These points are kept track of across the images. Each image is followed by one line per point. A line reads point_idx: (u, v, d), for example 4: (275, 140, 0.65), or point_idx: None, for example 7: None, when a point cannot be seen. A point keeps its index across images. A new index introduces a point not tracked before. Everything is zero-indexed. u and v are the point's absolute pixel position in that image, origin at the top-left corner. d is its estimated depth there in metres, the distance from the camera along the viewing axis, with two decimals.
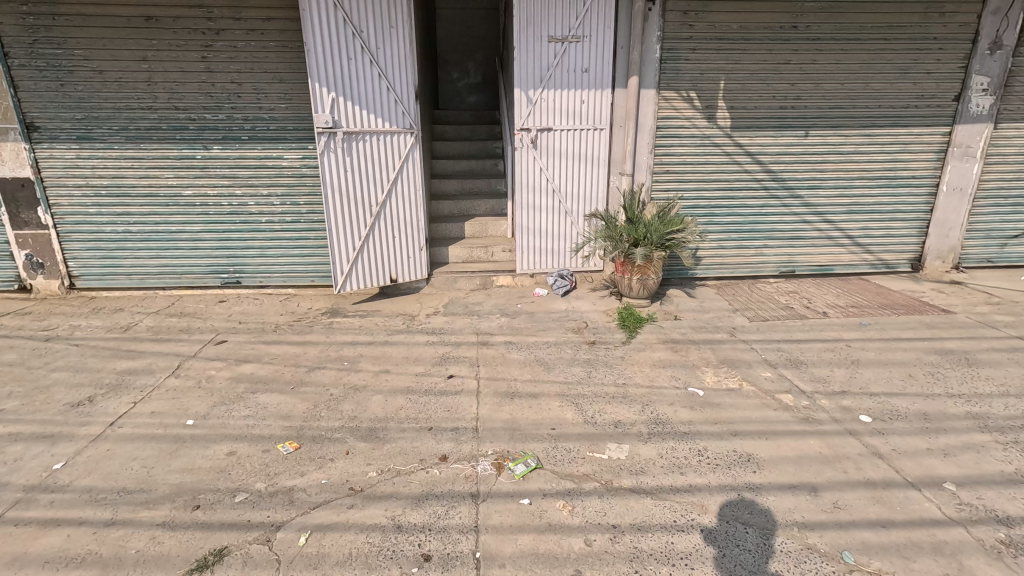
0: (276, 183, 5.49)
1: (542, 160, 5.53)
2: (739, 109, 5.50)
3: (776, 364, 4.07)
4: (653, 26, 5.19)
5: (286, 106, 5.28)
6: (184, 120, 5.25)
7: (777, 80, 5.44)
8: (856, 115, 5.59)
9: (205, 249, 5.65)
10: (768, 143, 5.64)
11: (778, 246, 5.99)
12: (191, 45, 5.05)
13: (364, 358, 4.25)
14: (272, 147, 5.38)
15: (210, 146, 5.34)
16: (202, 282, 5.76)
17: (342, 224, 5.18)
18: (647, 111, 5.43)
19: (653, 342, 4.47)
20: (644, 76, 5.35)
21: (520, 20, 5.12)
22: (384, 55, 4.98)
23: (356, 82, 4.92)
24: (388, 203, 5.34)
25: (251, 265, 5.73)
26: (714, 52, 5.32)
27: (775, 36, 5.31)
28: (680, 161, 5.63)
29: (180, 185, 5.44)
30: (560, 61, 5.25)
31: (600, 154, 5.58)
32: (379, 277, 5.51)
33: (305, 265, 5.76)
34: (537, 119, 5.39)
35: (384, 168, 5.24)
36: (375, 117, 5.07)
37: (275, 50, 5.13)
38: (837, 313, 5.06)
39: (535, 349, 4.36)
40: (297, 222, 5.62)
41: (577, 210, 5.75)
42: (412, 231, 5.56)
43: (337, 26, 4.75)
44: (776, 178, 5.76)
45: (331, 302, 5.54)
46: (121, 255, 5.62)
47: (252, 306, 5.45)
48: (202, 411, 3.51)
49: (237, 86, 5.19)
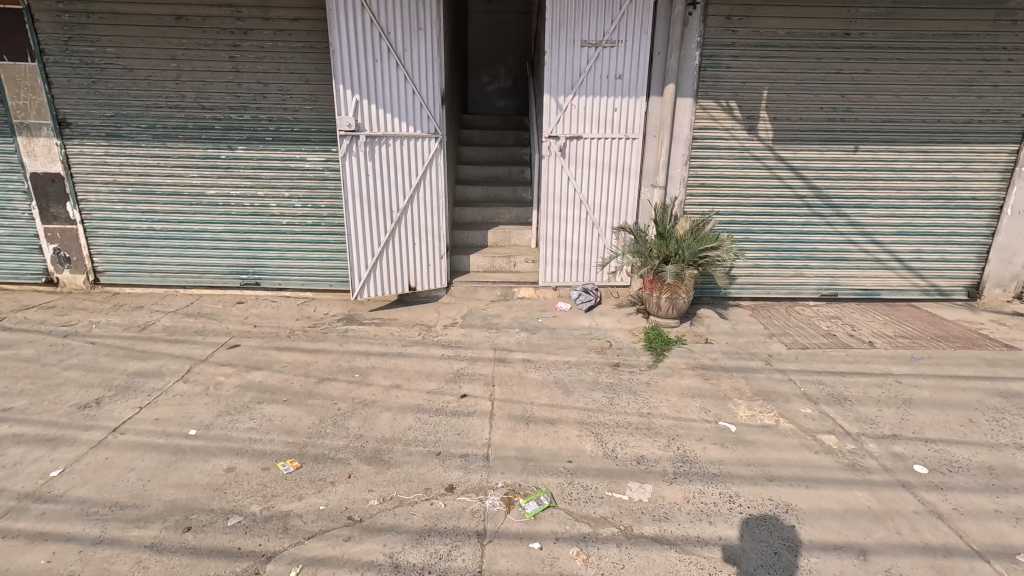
0: (298, 185, 5.41)
1: (570, 169, 5.30)
2: (783, 120, 5.17)
3: (817, 399, 3.73)
4: (692, 31, 4.92)
5: (311, 108, 5.20)
6: (211, 120, 5.22)
7: (826, 91, 5.09)
8: (912, 130, 5.19)
9: (226, 250, 5.61)
10: (813, 158, 5.28)
11: (820, 268, 5.60)
12: (220, 45, 5.02)
13: (376, 370, 4.09)
14: (295, 149, 5.30)
15: (235, 146, 5.30)
16: (222, 282, 5.72)
17: (362, 229, 5.06)
18: (683, 120, 5.15)
19: (681, 367, 4.18)
20: (681, 84, 5.07)
21: (553, 23, 4.91)
22: (411, 58, 4.85)
23: (381, 85, 4.79)
24: (409, 209, 5.20)
25: (271, 268, 5.67)
26: (758, 59, 5.01)
27: (825, 44, 4.96)
28: (716, 174, 5.32)
29: (204, 184, 5.41)
30: (592, 66, 5.02)
31: (632, 165, 5.32)
32: (397, 285, 5.37)
33: (324, 269, 5.67)
34: (566, 126, 5.17)
35: (407, 174, 5.10)
36: (399, 121, 4.94)
37: (302, 51, 5.05)
38: (885, 344, 4.67)
39: (555, 369, 4.12)
40: (318, 225, 5.53)
41: (605, 222, 5.50)
42: (433, 239, 5.41)
43: (364, 28, 4.64)
44: (821, 195, 5.39)
45: (348, 308, 5.42)
46: (145, 253, 5.62)
47: (269, 309, 5.36)
48: (206, 420, 3.39)
49: (264, 86, 5.13)
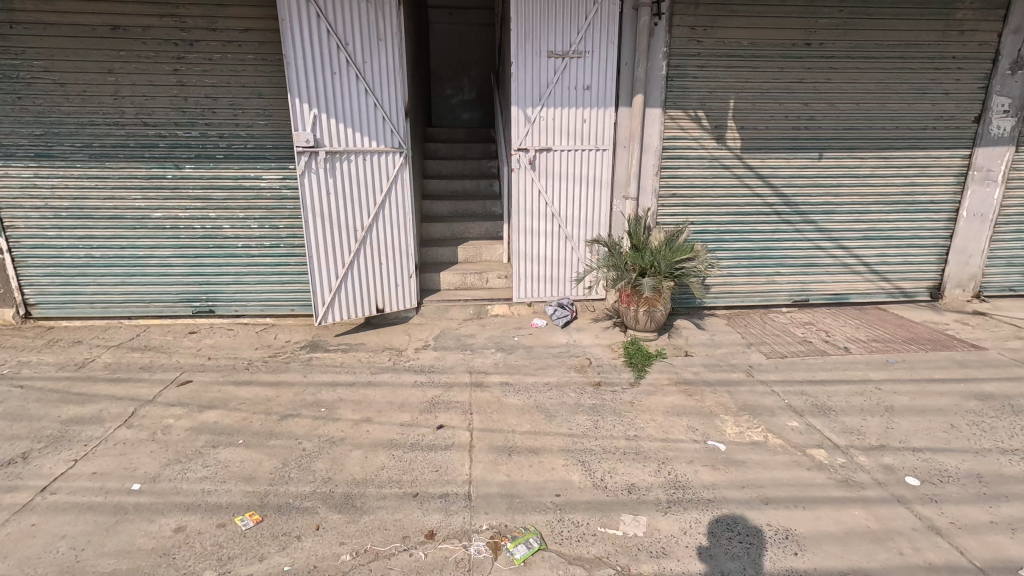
0: (253, 205, 5.08)
1: (541, 182, 5.17)
2: (750, 129, 5.19)
3: (802, 411, 3.67)
4: (658, 41, 4.89)
5: (265, 123, 4.89)
6: (154, 137, 4.85)
7: (790, 99, 5.14)
8: (872, 137, 5.30)
9: (176, 276, 5.21)
10: (781, 166, 5.32)
11: (791, 274, 5.64)
12: (162, 57, 4.67)
13: (343, 402, 3.81)
14: (249, 166, 4.98)
15: (182, 165, 4.93)
16: (172, 311, 5.30)
17: (324, 250, 4.77)
18: (652, 131, 5.11)
19: (664, 384, 4.06)
20: (649, 94, 5.03)
21: (518, 34, 4.79)
22: (371, 70, 4.63)
23: (340, 98, 4.55)
24: (375, 228, 4.95)
25: (226, 293, 5.29)
26: (723, 69, 5.02)
27: (787, 54, 5.02)
28: (687, 184, 5.30)
29: (149, 206, 5.01)
30: (560, 77, 4.92)
31: (603, 176, 5.23)
32: (364, 307, 5.09)
33: (285, 293, 5.33)
34: (536, 139, 5.04)
35: (371, 191, 4.86)
36: (361, 136, 4.70)
37: (254, 63, 4.76)
38: (860, 348, 4.69)
39: (535, 392, 3.94)
40: (276, 246, 5.20)
41: (578, 235, 5.38)
42: (400, 258, 5.16)
43: (320, 38, 4.39)
44: (789, 202, 5.43)
45: (311, 334, 5.10)
46: (83, 282, 5.15)
47: (224, 339, 4.98)
48: (152, 472, 3.03)
49: (212, 101, 4.80)
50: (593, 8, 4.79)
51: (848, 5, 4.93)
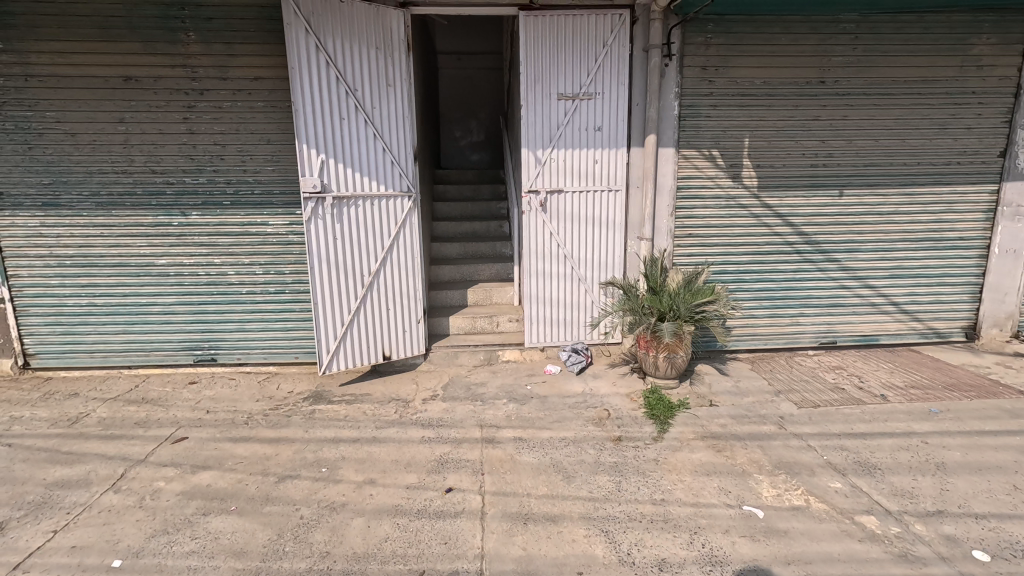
0: (259, 251, 4.98)
1: (552, 224, 5.04)
2: (766, 167, 5.06)
3: (845, 470, 3.35)
4: (669, 82, 4.84)
5: (273, 169, 4.85)
6: (162, 185, 4.81)
7: (806, 137, 5.02)
8: (894, 174, 5.14)
9: (178, 324, 5.07)
10: (800, 204, 5.15)
11: (816, 315, 5.38)
12: (173, 106, 4.68)
13: (346, 461, 3.56)
14: (256, 212, 4.91)
15: (189, 212, 4.87)
16: (173, 360, 5.13)
17: (330, 297, 4.62)
18: (665, 170, 5.00)
19: (690, 438, 3.77)
20: (662, 134, 4.95)
21: (528, 78, 4.77)
22: (380, 115, 4.60)
23: (349, 143, 4.50)
24: (382, 273, 4.81)
25: (229, 341, 5.13)
26: (737, 108, 4.94)
27: (801, 91, 4.93)
28: (703, 223, 5.14)
29: (153, 253, 4.93)
30: (570, 119, 4.86)
31: (616, 217, 5.09)
32: (370, 355, 4.89)
33: (289, 340, 5.16)
34: (546, 181, 4.95)
35: (379, 235, 4.75)
36: (370, 180, 4.62)
37: (263, 110, 4.75)
38: (898, 396, 4.38)
39: (551, 448, 3.67)
40: (281, 293, 5.07)
41: (591, 277, 5.20)
42: (408, 302, 5.00)
43: (329, 85, 4.38)
44: (810, 240, 5.23)
45: (315, 384, 4.88)
46: (84, 331, 5.03)
47: (225, 390, 4.79)
48: (136, 545, 2.78)
49: (221, 147, 4.78)
50: (602, 51, 4.77)
51: (861, 43, 4.86)
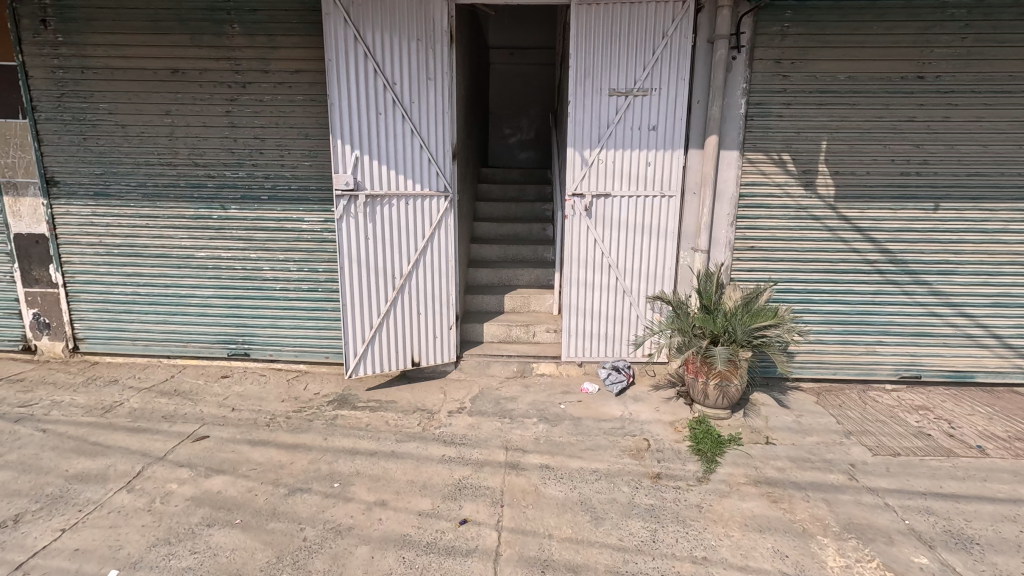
0: (294, 247, 4.90)
1: (597, 230, 4.65)
2: (846, 175, 4.45)
3: (932, 542, 2.80)
4: (737, 77, 4.34)
5: (310, 164, 4.74)
6: (204, 177, 4.81)
7: (896, 141, 4.37)
8: (1004, 186, 4.38)
9: (215, 316, 5.08)
10: (884, 218, 4.51)
11: (897, 344, 4.71)
12: (216, 99, 4.66)
13: (360, 478, 3.36)
14: (292, 208, 4.82)
15: (228, 206, 4.85)
16: (208, 352, 5.15)
17: (359, 299, 4.46)
18: (727, 175, 4.51)
19: (740, 483, 3.31)
20: (725, 135, 4.45)
21: (577, 72, 4.40)
22: (419, 111, 4.37)
23: (385, 139, 4.31)
24: (414, 275, 4.59)
25: (261, 337, 5.09)
26: (815, 107, 4.36)
27: (894, 88, 4.29)
28: (768, 236, 4.59)
29: (194, 245, 4.95)
30: (622, 116, 4.45)
31: (669, 226, 4.63)
32: (398, 361, 4.69)
33: (320, 339, 5.05)
34: (593, 183, 4.57)
35: (412, 237, 4.53)
36: (405, 179, 4.41)
37: (303, 104, 4.64)
38: (998, 449, 3.71)
39: (579, 482, 3.31)
40: (314, 291, 4.97)
41: (637, 290, 4.78)
42: (441, 307, 4.76)
43: (367, 79, 4.21)
44: (895, 260, 4.57)
45: (341, 387, 4.75)
46: (128, 319, 5.13)
47: (253, 387, 4.73)
48: (136, 554, 2.68)
49: (261, 141, 4.71)
50: (661, 42, 4.33)
51: (973, 32, 4.16)
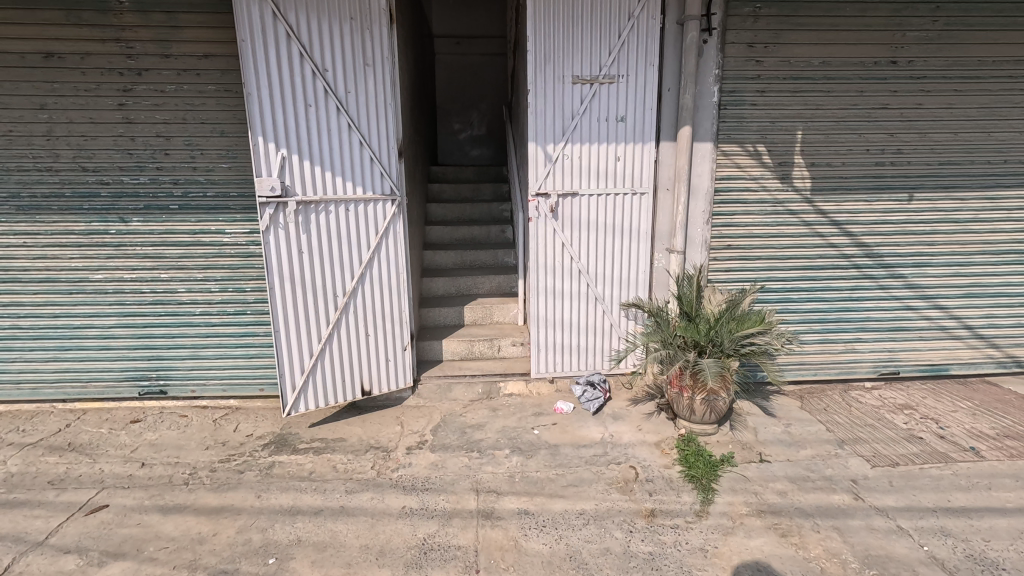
0: (213, 264, 4.17)
1: (564, 234, 4.20)
2: (822, 166, 4.21)
3: (956, 572, 2.54)
4: (708, 63, 4.00)
5: (229, 167, 4.02)
6: (95, 185, 3.99)
7: (872, 129, 4.16)
8: (974, 174, 4.28)
9: (120, 350, 4.27)
10: (860, 211, 4.31)
11: (875, 341, 4.54)
12: (105, 89, 3.85)
13: (301, 548, 2.76)
14: (209, 218, 4.09)
15: (129, 218, 4.06)
16: (115, 392, 4.33)
17: (295, 324, 3.83)
18: (702, 169, 4.17)
19: (743, 514, 2.96)
20: (698, 126, 4.10)
21: (536, 56, 3.92)
22: (356, 102, 3.74)
23: (317, 136, 3.68)
24: (359, 292, 3.98)
25: (180, 371, 4.33)
26: (789, 95, 4.09)
27: (867, 74, 4.07)
28: (744, 233, 4.30)
29: (87, 267, 4.12)
30: (587, 107, 4.02)
31: (641, 226, 4.25)
32: (345, 390, 4.07)
33: (251, 369, 4.35)
34: (558, 182, 4.11)
35: (356, 248, 3.92)
36: (344, 181, 3.79)
37: (215, 95, 3.91)
38: (991, 449, 3.56)
39: (565, 530, 2.86)
40: (241, 314, 4.26)
41: (610, 296, 4.37)
42: (393, 327, 4.17)
43: (292, 64, 3.56)
44: (872, 253, 4.38)
45: (279, 425, 4.07)
46: (7, 358, 4.22)
47: (171, 432, 3.98)
48: None
49: (165, 140, 3.95)
50: (627, 24, 3.93)
51: (944, 14, 4.00)
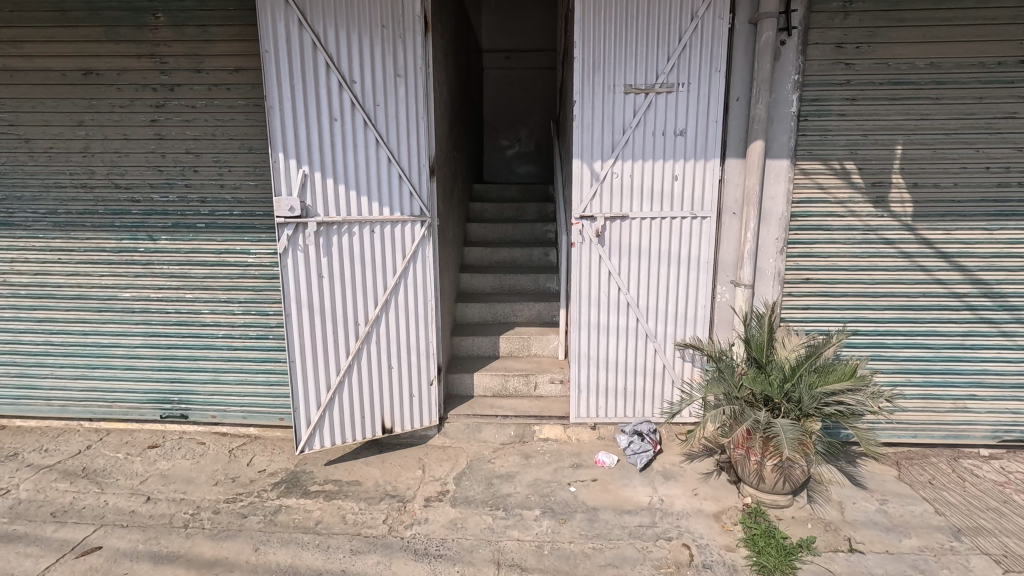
0: (238, 285, 3.98)
1: (611, 261, 3.72)
2: (927, 187, 3.51)
3: None
4: (786, 67, 3.43)
5: (256, 184, 3.83)
6: (126, 202, 3.90)
7: (994, 143, 3.43)
8: None
9: (145, 371, 4.14)
10: (976, 241, 3.55)
11: (995, 399, 3.71)
12: (139, 105, 3.77)
13: None
14: (235, 237, 3.91)
15: (157, 236, 3.94)
16: (138, 414, 4.21)
17: (312, 354, 3.55)
18: (776, 190, 3.58)
19: None
20: (772, 140, 3.52)
21: (583, 64, 3.51)
22: (385, 116, 3.45)
23: (344, 152, 3.42)
24: (382, 321, 3.65)
25: (202, 395, 4.15)
26: (886, 103, 3.45)
27: (989, 77, 3.36)
28: (828, 265, 3.64)
29: (117, 285, 4.03)
30: (641, 119, 3.55)
31: (702, 255, 3.70)
32: (364, 427, 3.73)
33: (272, 396, 4.11)
34: (605, 202, 3.65)
35: (380, 273, 3.60)
36: (370, 201, 3.50)
37: (244, 110, 3.75)
38: None
39: None
40: (264, 338, 4.04)
41: (663, 334, 3.82)
42: (419, 359, 3.80)
43: (319, 76, 3.33)
44: (991, 293, 3.59)
45: (295, 460, 3.78)
46: (39, 374, 4.19)
47: (184, 462, 3.77)
48: None
49: (194, 157, 3.82)
50: (689, 25, 3.44)
51: None
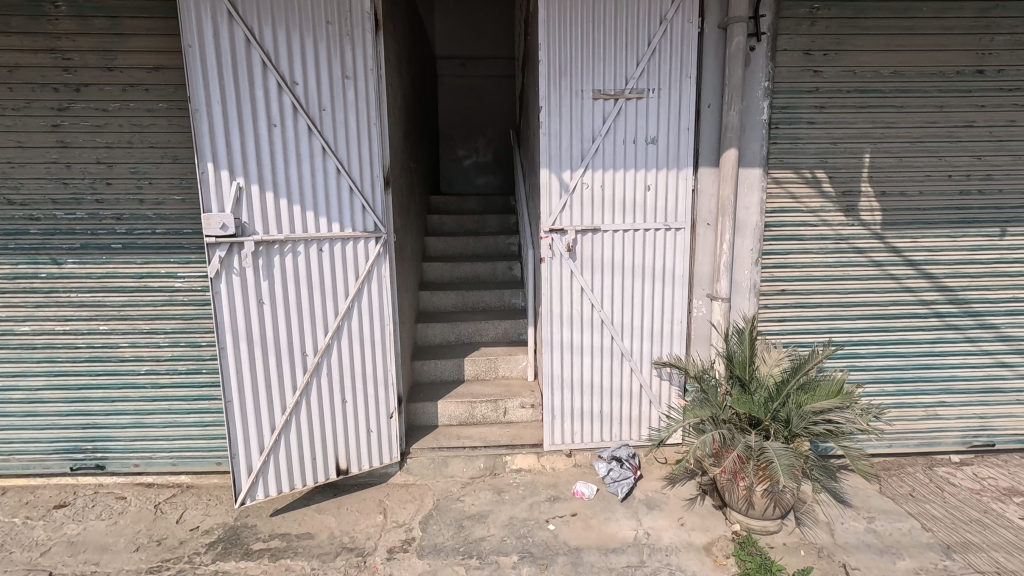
0: (163, 313, 3.48)
1: (583, 277, 3.49)
2: (894, 195, 3.49)
3: None
4: (756, 74, 3.33)
5: (183, 198, 3.36)
6: (23, 221, 3.33)
7: (955, 151, 3.45)
8: None
9: (49, 417, 3.54)
10: (941, 249, 3.56)
11: (963, 405, 3.72)
12: (36, 107, 3.24)
13: None
14: (158, 259, 3.42)
15: (62, 259, 3.38)
16: (42, 468, 3.59)
17: (252, 391, 3.11)
18: (750, 200, 3.46)
19: None
20: (745, 149, 3.41)
21: (549, 68, 3.28)
22: (333, 121, 3.09)
23: (286, 161, 3.03)
24: (334, 349, 3.25)
25: (122, 441, 3.59)
26: (854, 111, 3.41)
27: (949, 86, 3.39)
28: (802, 275, 3.56)
29: (12, 317, 3.43)
30: (611, 127, 3.35)
31: (676, 269, 3.53)
32: (316, 470, 3.30)
33: (206, 438, 3.61)
34: (576, 215, 3.42)
35: (331, 296, 3.21)
36: (317, 216, 3.11)
37: (167, 114, 3.29)
38: None
39: None
40: (195, 373, 3.54)
41: (639, 352, 3.62)
42: (376, 389, 3.42)
43: (255, 76, 2.93)
44: (956, 300, 3.61)
45: (234, 513, 3.30)
46: None
47: (99, 524, 3.21)
48: None
49: (107, 167, 3.31)
50: (658, 29, 3.29)
51: None
